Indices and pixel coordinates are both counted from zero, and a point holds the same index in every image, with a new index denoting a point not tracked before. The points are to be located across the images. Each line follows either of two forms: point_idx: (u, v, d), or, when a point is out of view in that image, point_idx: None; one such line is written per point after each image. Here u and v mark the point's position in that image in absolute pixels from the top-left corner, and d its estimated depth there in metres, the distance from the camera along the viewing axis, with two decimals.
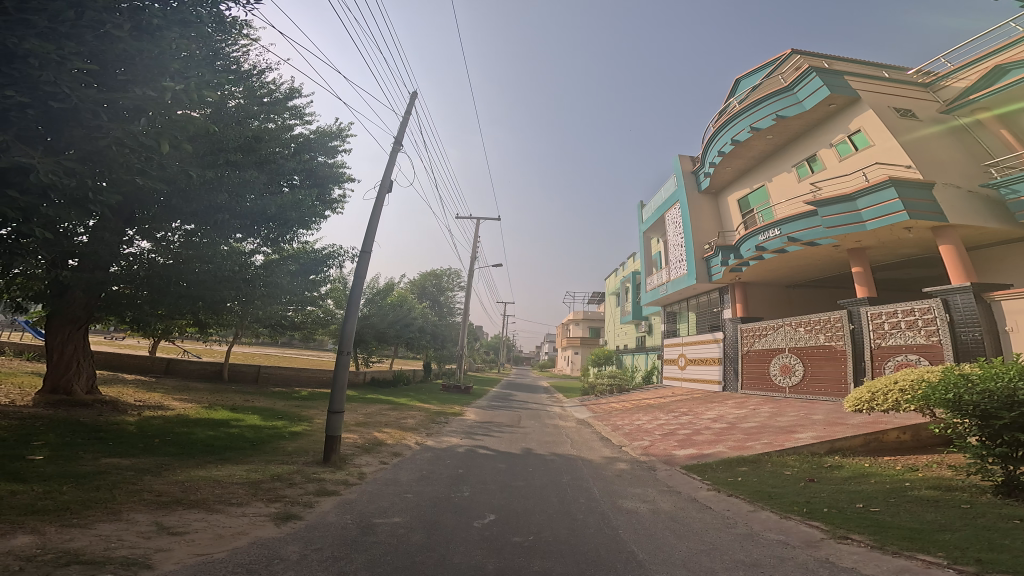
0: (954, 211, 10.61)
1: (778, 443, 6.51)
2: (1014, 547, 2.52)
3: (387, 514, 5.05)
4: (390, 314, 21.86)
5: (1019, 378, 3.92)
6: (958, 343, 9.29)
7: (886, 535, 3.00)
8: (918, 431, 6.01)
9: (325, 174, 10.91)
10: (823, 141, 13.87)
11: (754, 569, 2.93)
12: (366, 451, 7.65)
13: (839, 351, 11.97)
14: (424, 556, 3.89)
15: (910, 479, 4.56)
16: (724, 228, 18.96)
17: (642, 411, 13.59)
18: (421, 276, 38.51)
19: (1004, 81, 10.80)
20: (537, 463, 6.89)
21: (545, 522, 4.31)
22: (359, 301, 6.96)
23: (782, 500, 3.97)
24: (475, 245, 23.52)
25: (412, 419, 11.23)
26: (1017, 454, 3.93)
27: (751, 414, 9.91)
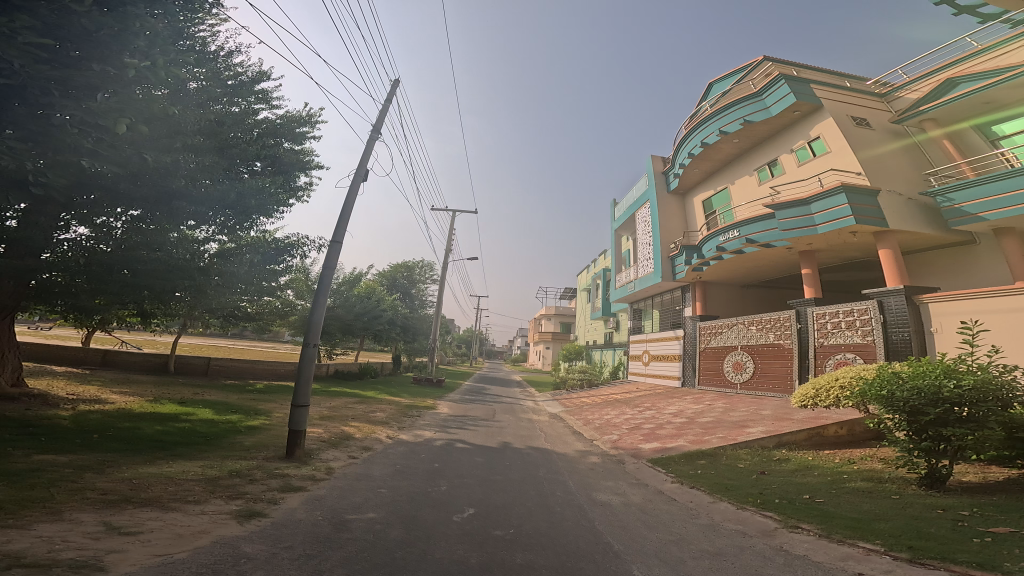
0: (894, 217, 11.50)
1: (732, 436, 7.04)
2: (938, 534, 2.87)
3: (360, 510, 5.05)
4: (358, 305, 21.28)
5: (942, 375, 4.35)
6: (889, 341, 10.26)
7: (831, 525, 3.34)
8: (852, 427, 6.66)
9: (291, 161, 9.91)
10: (785, 147, 14.59)
11: (719, 558, 3.19)
12: (333, 446, 7.45)
13: (787, 348, 12.91)
14: (405, 551, 3.95)
15: (848, 472, 5.07)
16: (690, 228, 19.74)
17: (610, 406, 14.12)
18: (391, 267, 37.14)
19: (954, 93, 11.46)
20: (514, 457, 7.03)
21: (525, 516, 4.43)
22: (326, 294, 6.61)
23: (738, 492, 4.29)
24: (451, 236, 23.45)
25: (380, 413, 11.06)
26: (939, 447, 4.40)
27: (708, 408, 10.59)
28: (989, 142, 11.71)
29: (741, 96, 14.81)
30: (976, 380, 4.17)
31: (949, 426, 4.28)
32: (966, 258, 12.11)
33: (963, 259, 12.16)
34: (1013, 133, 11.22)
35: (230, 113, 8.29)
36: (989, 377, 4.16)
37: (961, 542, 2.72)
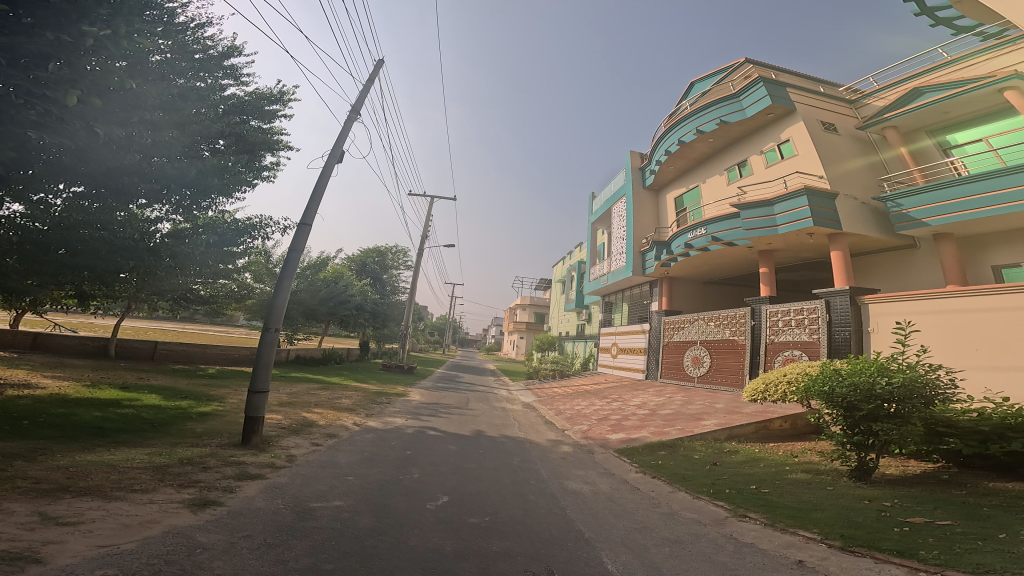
0: (848, 221, 12.11)
1: (689, 428, 7.54)
2: (865, 523, 3.26)
3: (325, 498, 5.03)
4: (322, 289, 21.19)
5: (876, 373, 4.83)
6: (831, 339, 10.84)
7: (776, 514, 3.71)
8: (795, 422, 7.28)
9: (257, 140, 9.35)
10: (755, 148, 15.17)
11: (677, 545, 3.52)
12: (294, 433, 7.34)
13: (740, 344, 13.70)
14: (376, 540, 4.06)
15: (790, 463, 5.57)
16: (661, 224, 20.61)
17: (580, 397, 14.64)
18: (362, 252, 35.62)
19: (918, 102, 12.10)
20: (488, 445, 7.22)
21: (500, 503, 4.85)
22: (291, 275, 6.85)
23: (694, 483, 4.66)
24: (427, 224, 24.23)
25: (347, 400, 10.93)
26: (868, 442, 4.91)
27: (669, 401, 11.23)
28: (942, 151, 12.47)
29: (719, 97, 15.30)
30: (903, 380, 4.63)
31: (879, 421, 4.77)
32: (902, 260, 12.70)
33: (898, 262, 12.79)
34: (964, 143, 12.01)
35: (198, 88, 7.55)
36: (915, 376, 4.65)
37: (884, 531, 3.09)
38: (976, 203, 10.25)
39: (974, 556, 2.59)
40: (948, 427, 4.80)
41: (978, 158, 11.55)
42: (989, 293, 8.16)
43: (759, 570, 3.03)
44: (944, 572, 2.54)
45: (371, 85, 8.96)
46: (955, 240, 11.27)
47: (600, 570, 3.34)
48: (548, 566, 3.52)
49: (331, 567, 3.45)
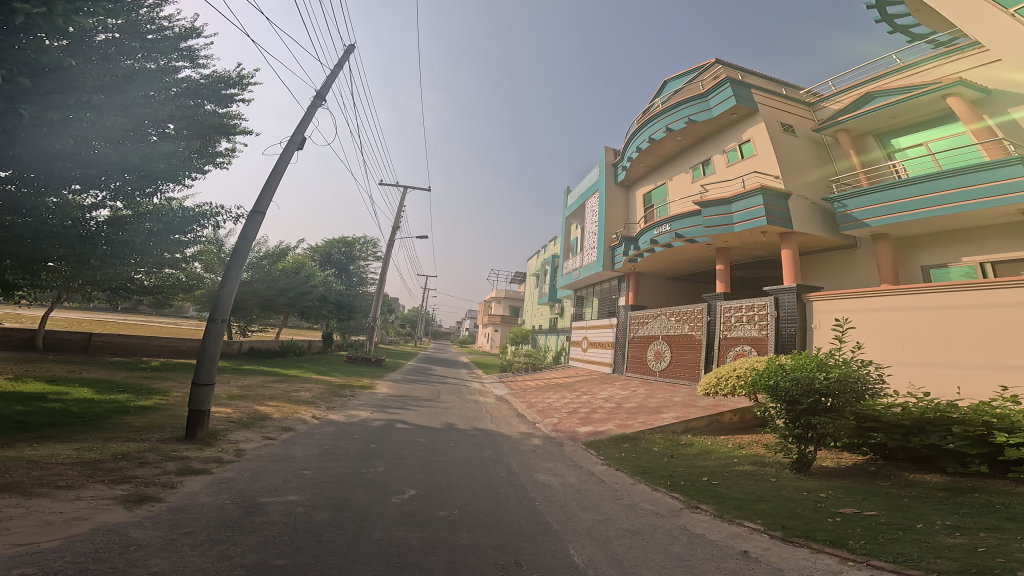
0: (798, 220, 12.81)
1: (650, 421, 7.98)
2: (802, 514, 3.65)
3: (277, 493, 4.96)
4: (281, 280, 20.25)
5: (815, 368, 5.24)
6: (779, 335, 11.59)
7: (724, 505, 4.08)
8: (744, 415, 7.85)
9: (209, 124, 8.76)
10: (719, 147, 15.66)
11: (637, 536, 3.80)
12: (244, 426, 7.43)
13: (697, 338, 14.39)
14: (333, 534, 4.05)
15: (738, 455, 6.02)
16: (630, 220, 21.18)
17: (551, 390, 15.03)
18: (326, 242, 34.16)
19: (870, 106, 12.81)
20: (458, 438, 7.34)
21: (469, 497, 5.06)
22: (239, 266, 6.91)
23: (653, 474, 5.03)
24: (399, 213, 24.11)
25: (305, 393, 10.65)
26: (807, 434, 5.33)
27: (633, 394, 11.74)
28: (885, 154, 13.35)
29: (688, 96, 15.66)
30: (838, 375, 5.07)
31: (817, 414, 5.20)
32: (843, 258, 13.68)
33: (839, 260, 13.76)
34: (907, 146, 12.86)
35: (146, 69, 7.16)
36: (849, 371, 5.09)
37: (819, 522, 3.47)
38: (911, 207, 11.13)
39: (895, 546, 2.94)
40: (876, 422, 5.30)
41: (917, 162, 12.47)
42: (913, 291, 8.92)
43: (708, 560, 3.31)
44: (867, 560, 2.89)
45: (340, 67, 8.57)
46: (892, 241, 12.23)
47: (567, 562, 3.52)
48: (517, 559, 3.63)
49: (281, 562, 3.42)
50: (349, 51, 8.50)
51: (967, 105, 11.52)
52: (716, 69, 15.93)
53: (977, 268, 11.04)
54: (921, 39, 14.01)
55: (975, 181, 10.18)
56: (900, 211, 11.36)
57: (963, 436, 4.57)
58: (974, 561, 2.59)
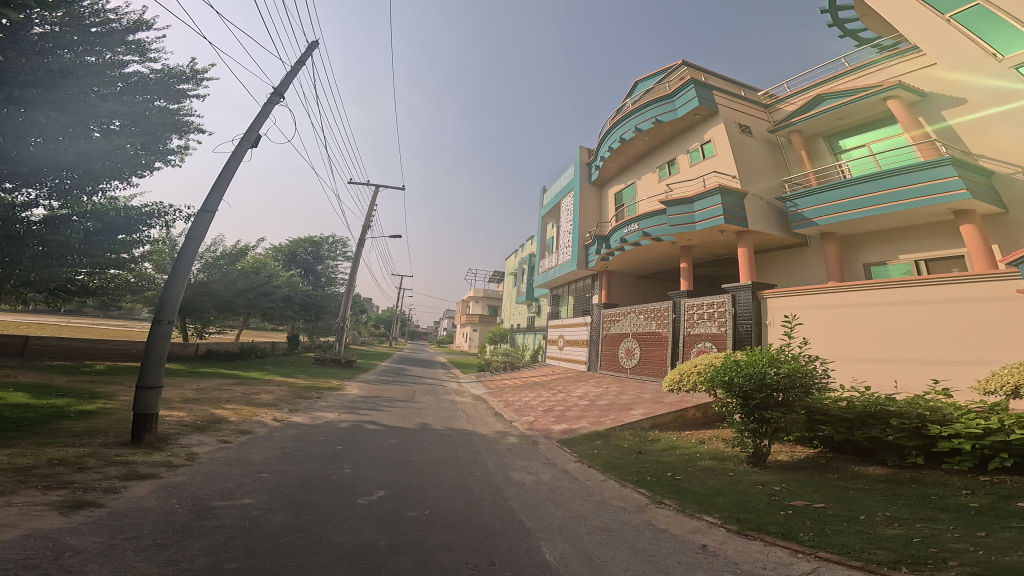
0: (754, 219, 13.43)
1: (620, 418, 8.32)
2: (756, 508, 4.01)
3: (230, 497, 4.81)
4: (240, 280, 19.22)
5: (766, 363, 5.61)
6: (736, 331, 12.19)
7: (686, 500, 4.36)
8: (706, 411, 8.30)
9: (157, 121, 9.18)
10: (683, 146, 16.09)
11: (605, 532, 3.98)
12: (198, 430, 7.12)
13: (664, 335, 14.94)
14: (292, 537, 3.99)
15: (700, 450, 6.38)
16: (603, 219, 21.59)
17: (527, 388, 15.25)
18: (291, 241, 32.55)
19: (820, 108, 13.48)
20: (432, 438, 7.35)
21: (441, 496, 5.10)
22: (188, 265, 6.74)
23: (622, 471, 5.29)
24: (370, 212, 23.45)
25: (267, 395, 10.28)
26: (762, 429, 5.68)
27: (606, 392, 12.10)
28: (833, 155, 14.13)
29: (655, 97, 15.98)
30: (787, 370, 5.43)
31: (770, 409, 5.58)
32: (795, 255, 14.48)
33: (791, 256, 14.59)
34: (851, 148, 13.65)
35: (88, 62, 7.82)
36: (798, 366, 5.47)
37: (772, 515, 3.85)
38: (856, 206, 11.90)
39: (840, 538, 3.31)
40: (824, 415, 5.75)
41: (859, 163, 13.22)
42: (856, 289, 9.62)
43: (670, 554, 3.51)
44: (816, 552, 3.21)
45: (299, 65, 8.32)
46: (839, 239, 13.08)
47: (539, 560, 3.62)
48: (489, 557, 3.71)
49: (233, 566, 3.34)
50: (309, 48, 8.29)
51: (906, 108, 12.27)
52: (682, 70, 16.25)
53: (912, 266, 12.00)
54: (867, 44, 14.84)
55: (910, 182, 11.01)
56: (845, 210, 12.13)
57: (901, 428, 5.02)
58: (909, 551, 2.93)
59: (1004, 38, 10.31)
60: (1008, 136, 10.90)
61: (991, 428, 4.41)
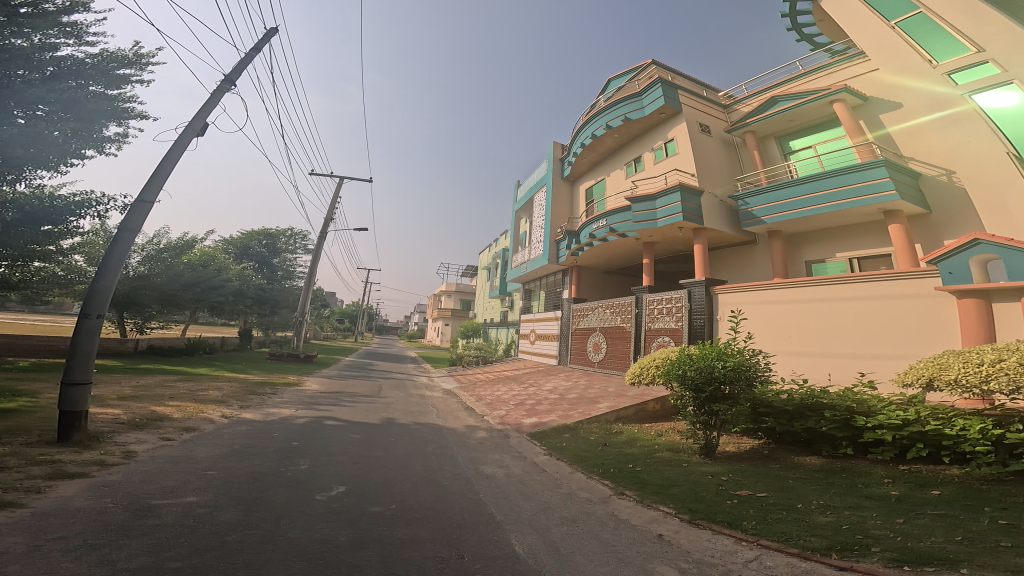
0: (710, 216, 14.05)
1: (588, 411, 8.64)
2: (705, 498, 4.31)
3: (171, 496, 4.54)
4: (186, 273, 18.00)
5: (715, 357, 5.99)
6: (691, 325, 12.81)
7: (645, 490, 4.63)
8: (664, 403, 8.76)
9: (93, 107, 8.89)
10: (648, 144, 16.48)
11: (572, 523, 4.15)
12: (136, 428, 6.62)
13: (627, 330, 15.44)
14: (241, 535, 3.85)
15: (658, 442, 6.75)
16: (574, 214, 21.87)
17: (500, 382, 15.40)
18: (244, 233, 30.62)
19: (773, 109, 14.17)
20: (399, 433, 7.27)
21: (408, 491, 5.09)
22: (121, 257, 6.24)
23: (589, 463, 5.53)
24: (333, 203, 22.40)
25: (215, 392, 9.73)
26: (711, 421, 6.06)
27: (575, 386, 12.43)
28: (782, 155, 14.97)
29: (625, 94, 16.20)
30: (733, 362, 5.84)
31: (717, 402, 5.97)
32: (745, 252, 15.33)
33: (742, 252, 15.45)
34: (799, 148, 14.49)
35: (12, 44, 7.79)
36: (742, 360, 5.88)
37: (720, 504, 4.17)
38: (799, 206, 12.73)
39: (779, 526, 3.65)
40: (767, 408, 6.24)
41: (805, 164, 14.08)
42: (796, 286, 10.43)
43: (631, 544, 3.71)
44: (758, 540, 3.52)
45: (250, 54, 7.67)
46: (785, 237, 13.97)
47: (509, 552, 3.71)
48: (458, 551, 3.77)
49: (176, 564, 3.20)
50: (262, 37, 7.74)
51: (850, 111, 13.04)
52: (651, 70, 16.41)
53: (847, 263, 13.06)
54: (821, 48, 15.67)
55: (847, 186, 11.89)
56: (791, 209, 12.93)
57: (833, 420, 5.55)
58: (839, 538, 3.30)
59: (942, 44, 10.59)
60: (938, 142, 11.88)
61: (909, 419, 4.95)
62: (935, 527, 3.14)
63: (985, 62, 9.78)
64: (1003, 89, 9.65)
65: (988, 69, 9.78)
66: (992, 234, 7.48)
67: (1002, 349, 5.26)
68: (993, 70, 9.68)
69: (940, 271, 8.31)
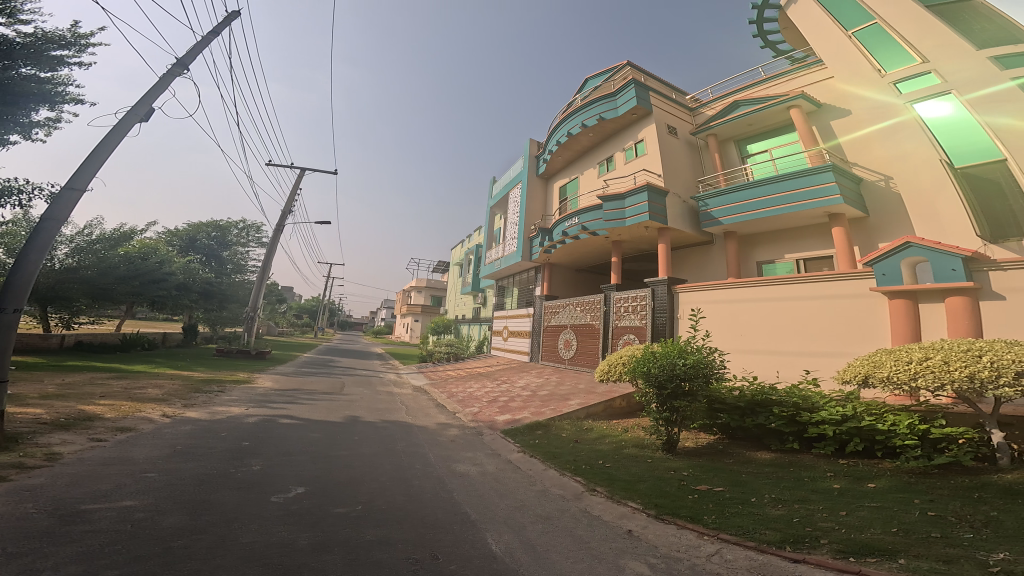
0: (674, 216, 14.54)
1: (559, 408, 8.81)
2: (669, 494, 4.53)
3: (105, 500, 4.19)
4: (121, 266, 16.42)
5: (676, 355, 6.23)
6: (655, 323, 13.31)
7: (614, 486, 4.79)
8: (630, 400, 9.10)
9: (23, 90, 9.21)
10: (619, 144, 16.82)
11: (547, 520, 4.23)
12: (61, 428, 6.03)
13: (596, 327, 15.78)
14: (188, 540, 3.62)
15: (625, 438, 7.00)
16: (547, 212, 21.91)
17: (472, 379, 15.32)
18: (191, 225, 28.89)
19: (736, 113, 14.79)
20: (364, 432, 7.10)
21: (377, 491, 4.99)
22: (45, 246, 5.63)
23: (561, 460, 5.66)
24: (293, 195, 21.31)
25: (154, 390, 9.02)
26: (672, 418, 6.31)
27: (547, 383, 12.61)
28: (740, 158, 15.70)
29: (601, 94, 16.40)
30: (693, 361, 6.09)
31: (678, 398, 6.27)
32: (704, 252, 16.04)
33: (701, 251, 16.15)
34: (755, 152, 15.23)
35: None
36: (702, 359, 6.15)
37: (682, 499, 4.40)
38: (754, 207, 13.44)
39: (737, 519, 3.91)
40: (722, 405, 6.62)
41: (760, 167, 14.86)
42: (748, 286, 11.13)
43: (604, 540, 3.84)
44: (718, 534, 3.74)
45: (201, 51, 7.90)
46: (739, 237, 14.73)
47: (485, 551, 3.73)
48: (432, 552, 3.73)
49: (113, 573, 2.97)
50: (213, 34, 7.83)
51: (806, 119, 13.77)
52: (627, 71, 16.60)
53: (794, 264, 14.00)
54: (783, 55, 16.49)
55: (797, 191, 12.67)
56: (747, 211, 13.62)
57: (781, 416, 6.01)
58: (791, 531, 3.57)
59: (892, 54, 11.95)
60: (880, 151, 12.76)
61: (847, 415, 5.49)
62: (873, 519, 3.48)
63: (928, 72, 11.16)
64: (939, 100, 11.04)
65: (929, 79, 11.17)
66: (921, 238, 8.35)
67: (927, 348, 5.85)
68: (934, 80, 11.06)
69: (876, 273, 9.14)
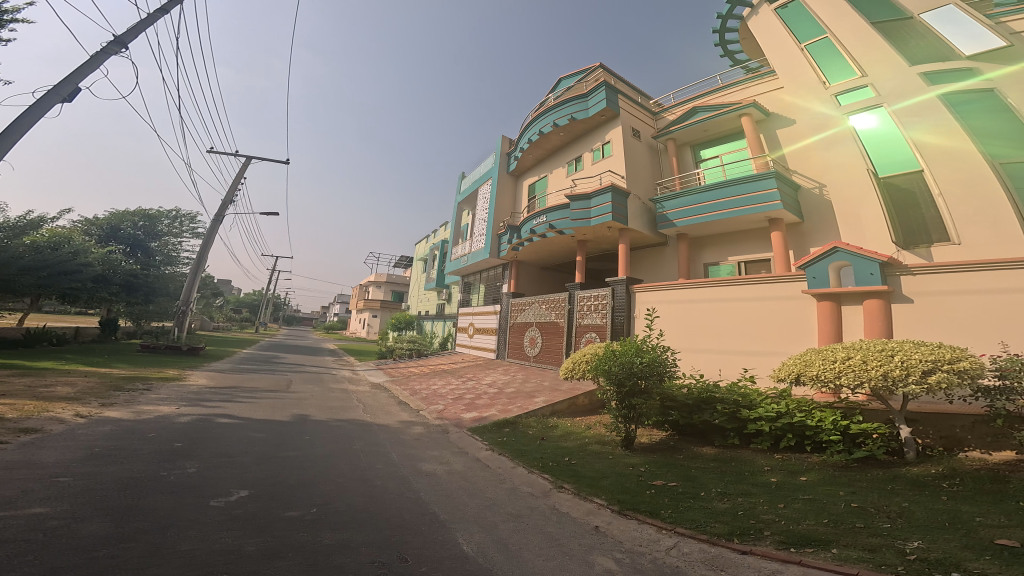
0: (633, 216, 15.07)
1: (526, 406, 8.98)
2: (630, 490, 4.80)
3: (10, 509, 3.73)
4: (27, 255, 14.47)
5: (632, 353, 6.57)
6: (615, 321, 13.83)
7: (580, 483, 5.00)
8: (591, 398, 9.45)
9: None
10: (587, 145, 17.12)
11: (517, 518, 4.34)
12: None
13: (560, 325, 16.12)
14: (116, 548, 3.33)
15: (587, 436, 7.28)
16: (516, 209, 21.87)
17: (435, 376, 15.15)
18: (112, 212, 26.11)
19: (693, 118, 15.48)
20: (315, 432, 6.81)
21: (336, 492, 4.84)
22: None
23: (530, 458, 5.81)
24: (237, 181, 19.84)
25: (66, 388, 8.09)
26: (629, 414, 6.66)
27: (512, 380, 12.75)
28: (694, 161, 16.50)
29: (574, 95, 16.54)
30: (648, 359, 6.45)
31: (635, 396, 6.59)
32: (659, 252, 16.79)
33: (657, 251, 16.91)
34: (708, 157, 16.10)
35: None
36: (656, 357, 6.54)
37: (641, 495, 4.68)
38: (705, 211, 14.22)
39: (690, 513, 4.23)
40: (672, 401, 7.07)
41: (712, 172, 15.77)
42: (698, 286, 11.90)
43: (572, 537, 4.02)
44: (674, 528, 4.03)
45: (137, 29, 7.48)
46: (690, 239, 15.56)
47: (455, 552, 3.76)
48: (400, 553, 3.70)
49: None
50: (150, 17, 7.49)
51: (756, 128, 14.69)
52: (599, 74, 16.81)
53: (736, 266, 15.04)
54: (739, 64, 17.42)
55: (743, 196, 13.53)
56: (698, 213, 14.39)
57: (724, 412, 6.55)
58: (737, 523, 3.93)
59: (836, 68, 13.44)
60: (818, 163, 13.90)
61: (782, 412, 6.07)
62: (806, 511, 3.90)
63: (865, 85, 12.71)
64: (872, 112, 12.53)
65: (865, 92, 12.70)
66: (846, 243, 9.23)
67: (849, 348, 6.58)
68: (869, 94, 12.60)
69: (807, 276, 10.07)
